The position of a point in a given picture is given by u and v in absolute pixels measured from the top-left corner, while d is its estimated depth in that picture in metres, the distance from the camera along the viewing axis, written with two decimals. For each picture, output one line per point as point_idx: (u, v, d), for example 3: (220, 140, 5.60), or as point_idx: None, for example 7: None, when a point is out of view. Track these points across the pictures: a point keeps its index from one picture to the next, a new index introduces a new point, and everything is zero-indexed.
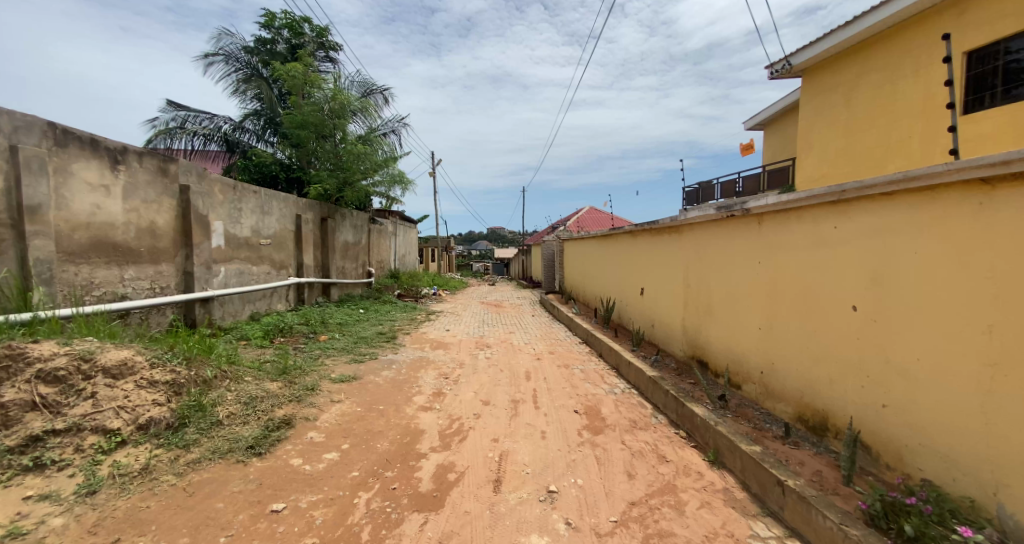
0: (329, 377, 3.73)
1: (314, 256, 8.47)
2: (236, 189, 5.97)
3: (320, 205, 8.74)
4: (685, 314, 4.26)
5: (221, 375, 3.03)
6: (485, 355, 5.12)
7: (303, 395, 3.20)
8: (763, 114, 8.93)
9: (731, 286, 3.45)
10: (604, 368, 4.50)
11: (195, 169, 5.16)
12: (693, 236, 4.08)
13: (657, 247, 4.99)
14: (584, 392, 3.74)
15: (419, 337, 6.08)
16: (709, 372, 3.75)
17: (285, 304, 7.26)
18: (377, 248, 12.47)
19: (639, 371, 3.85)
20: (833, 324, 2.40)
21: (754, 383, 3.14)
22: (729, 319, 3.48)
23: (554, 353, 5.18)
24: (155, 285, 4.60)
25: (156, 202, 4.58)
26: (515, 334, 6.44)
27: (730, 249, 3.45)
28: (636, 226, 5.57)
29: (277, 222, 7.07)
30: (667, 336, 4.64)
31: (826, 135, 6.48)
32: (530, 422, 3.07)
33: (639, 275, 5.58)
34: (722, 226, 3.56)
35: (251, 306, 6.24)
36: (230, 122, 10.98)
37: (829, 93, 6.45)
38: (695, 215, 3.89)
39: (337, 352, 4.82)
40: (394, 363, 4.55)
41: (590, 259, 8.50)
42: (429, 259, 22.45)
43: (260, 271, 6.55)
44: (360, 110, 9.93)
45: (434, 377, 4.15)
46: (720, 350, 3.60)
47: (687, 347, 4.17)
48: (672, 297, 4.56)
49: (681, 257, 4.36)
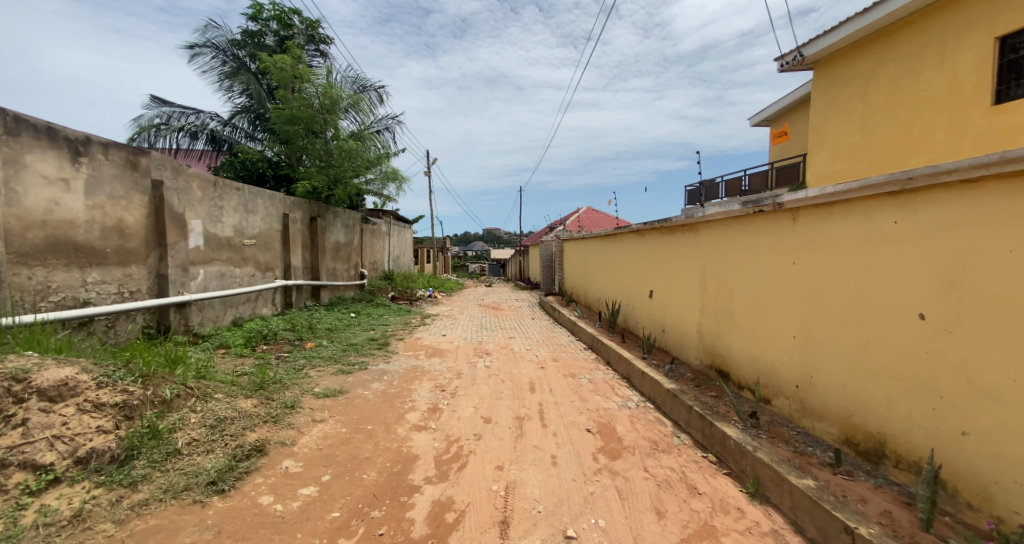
0: (312, 392, 3.35)
1: (302, 257, 8.07)
2: (217, 185, 5.59)
3: (310, 204, 8.35)
4: (701, 319, 3.95)
5: (185, 393, 2.63)
6: (485, 363, 4.75)
7: (281, 414, 2.83)
8: (769, 110, 8.68)
9: (757, 290, 3.15)
10: (614, 378, 4.16)
11: (169, 163, 4.76)
12: (711, 234, 3.77)
13: (668, 247, 4.67)
14: (594, 407, 3.39)
15: (413, 343, 5.69)
16: (731, 384, 3.44)
17: (271, 308, 6.86)
18: (370, 249, 12.07)
19: (654, 382, 3.52)
20: (893, 335, 2.09)
21: (787, 398, 2.83)
22: (756, 325, 3.16)
23: (558, 361, 4.83)
24: (124, 289, 4.20)
25: (124, 198, 4.18)
26: (515, 339, 6.08)
27: (756, 249, 3.15)
28: (644, 224, 5.26)
29: (263, 222, 6.67)
30: (680, 342, 4.33)
31: (840, 129, 6.28)
32: (538, 444, 2.72)
33: (646, 276, 5.27)
34: (745, 224, 3.26)
35: (232, 311, 5.84)
36: (218, 118, 10.62)
37: (844, 85, 6.22)
38: (715, 212, 3.57)
39: (324, 361, 4.44)
40: (386, 374, 4.17)
41: (591, 260, 8.17)
42: (424, 260, 22.02)
43: (244, 274, 6.15)
44: (353, 106, 9.57)
45: (429, 389, 3.78)
46: (744, 360, 3.30)
47: (704, 355, 3.85)
48: (686, 301, 4.25)
49: (696, 257, 4.05)
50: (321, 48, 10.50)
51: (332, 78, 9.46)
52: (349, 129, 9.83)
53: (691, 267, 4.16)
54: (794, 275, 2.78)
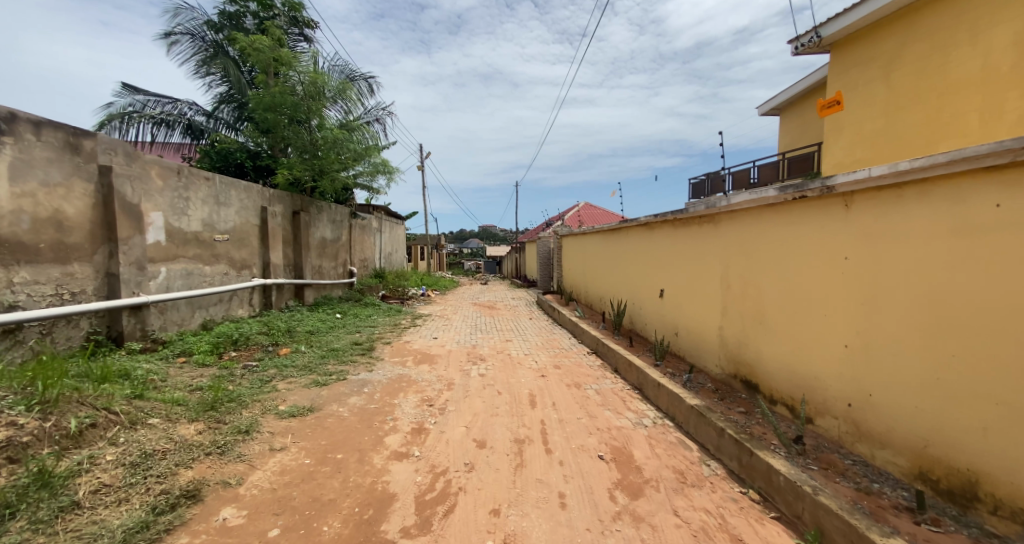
0: (275, 411, 2.85)
1: (283, 254, 7.53)
2: (183, 174, 5.06)
3: (292, 197, 7.80)
4: (723, 322, 3.52)
5: (103, 423, 2.13)
6: (479, 371, 4.26)
7: (229, 443, 2.33)
8: (778, 97, 8.25)
9: (795, 289, 2.71)
10: (624, 390, 3.69)
11: (120, 147, 4.22)
12: (737, 226, 3.30)
13: (682, 242, 4.23)
14: (605, 426, 2.93)
15: (401, 348, 5.19)
16: (762, 398, 2.99)
17: (248, 310, 6.33)
18: (360, 245, 11.51)
19: (672, 396, 3.07)
20: (989, 350, 1.63)
21: (836, 418, 2.38)
22: (794, 331, 2.72)
23: (561, 368, 4.36)
24: (63, 290, 3.67)
25: (62, 185, 3.65)
26: (512, 343, 5.58)
27: (793, 242, 2.70)
28: (654, 217, 4.81)
29: (237, 215, 6.13)
30: (697, 347, 3.89)
31: (861, 115, 5.86)
32: (542, 478, 2.25)
33: (656, 274, 4.82)
34: (781, 213, 2.80)
35: (202, 313, 5.31)
36: (197, 109, 10.19)
37: (865, 68, 5.79)
38: (742, 200, 3.11)
39: (297, 371, 3.91)
40: (366, 385, 3.67)
41: (593, 256, 7.70)
42: (418, 257, 21.42)
43: (215, 272, 5.62)
44: (339, 93, 9.00)
45: (414, 404, 3.30)
46: (779, 371, 2.86)
47: (729, 363, 3.41)
48: (704, 302, 3.82)
49: (717, 253, 3.61)
50: (305, 32, 9.89)
51: (316, 63, 8.88)
52: (335, 118, 9.26)
53: (710, 263, 3.71)
54: (845, 273, 2.32)
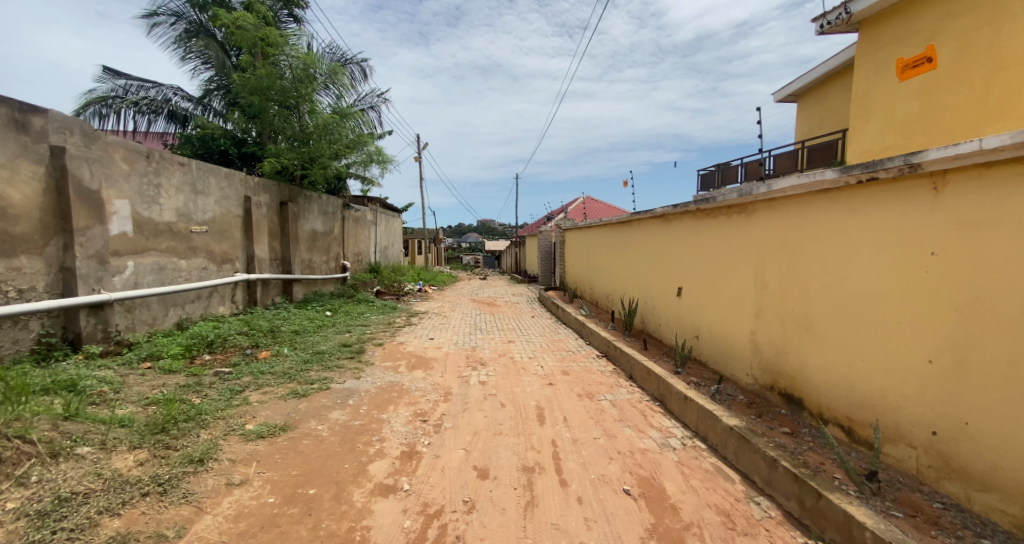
0: (239, 432, 2.42)
1: (269, 248, 7.07)
2: (154, 159, 4.59)
3: (279, 186, 7.33)
4: (756, 325, 3.12)
5: (10, 458, 1.67)
6: (479, 378, 3.83)
7: (174, 478, 1.89)
8: (796, 82, 7.80)
9: (855, 291, 2.29)
10: (643, 401, 3.27)
11: (77, 126, 3.74)
12: (779, 216, 2.87)
13: (705, 235, 3.82)
14: (627, 449, 2.51)
15: (394, 351, 4.75)
16: (808, 417, 2.60)
17: (229, 307, 5.88)
18: (354, 239, 11.06)
19: (703, 413, 2.66)
20: None
21: (913, 448, 1.98)
22: (854, 339, 2.30)
23: (570, 375, 3.93)
24: (8, 287, 3.22)
25: (7, 167, 3.19)
26: (514, 345, 5.16)
27: (857, 234, 2.28)
28: (672, 208, 4.38)
29: (216, 205, 5.66)
30: (724, 352, 3.49)
31: (893, 98, 5.43)
32: (559, 523, 1.82)
33: (674, 270, 4.41)
34: (840, 200, 2.37)
35: (177, 311, 4.88)
36: (181, 94, 9.71)
37: (900, 47, 5.34)
38: (787, 186, 2.68)
39: (275, 379, 3.47)
40: (352, 396, 3.24)
41: (599, 251, 7.27)
42: (415, 252, 20.95)
43: (192, 266, 5.17)
44: (330, 76, 8.50)
45: (405, 420, 2.88)
46: (832, 385, 2.45)
47: (764, 374, 3.01)
48: (732, 302, 3.41)
49: (750, 247, 3.19)
50: (294, 13, 9.38)
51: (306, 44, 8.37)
52: (327, 104, 8.78)
53: (742, 259, 3.29)
54: (930, 272, 1.90)
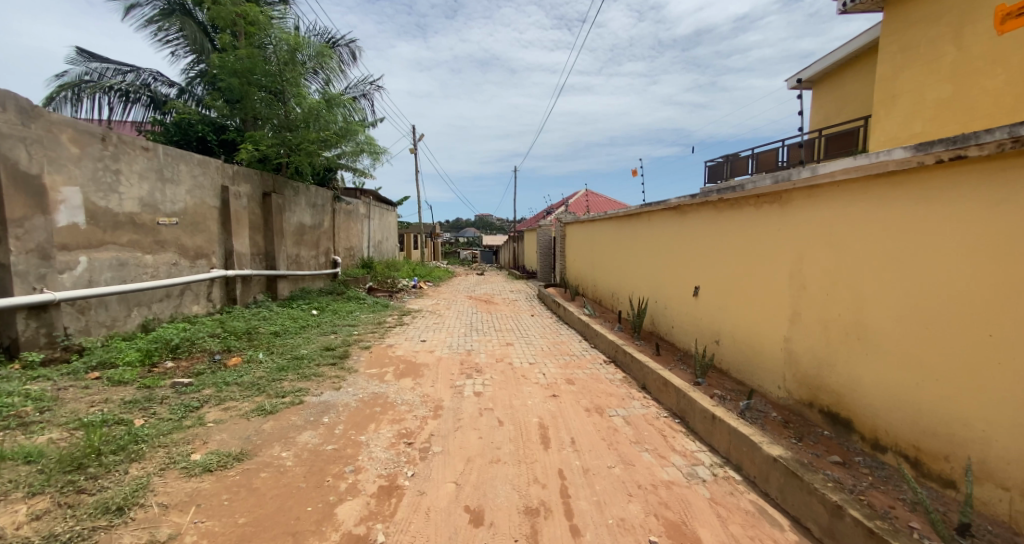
0: (180, 466, 2.00)
1: (251, 241, 6.61)
2: (111, 142, 4.15)
3: (261, 175, 6.84)
4: (791, 331, 2.71)
5: None
6: (474, 388, 3.42)
7: (78, 535, 1.46)
8: (812, 67, 7.34)
9: (926, 292, 1.86)
10: (661, 418, 2.88)
11: (14, 101, 3.29)
12: (824, 206, 2.44)
13: (729, 230, 3.41)
14: (649, 481, 2.11)
15: (380, 355, 4.32)
16: (859, 442, 2.18)
17: (204, 306, 5.43)
18: (345, 233, 10.58)
19: (737, 437, 2.26)
20: None
21: (1006, 490, 1.53)
22: (922, 352, 1.87)
23: (576, 384, 3.52)
24: None
25: None
26: (513, 348, 4.75)
27: (929, 225, 1.84)
28: (688, 199, 3.98)
29: (189, 195, 5.20)
30: (752, 360, 3.10)
31: (921, 82, 4.97)
32: None
33: (691, 268, 4.02)
34: (907, 184, 1.93)
35: (141, 311, 4.44)
36: (160, 78, 9.20)
37: (931, 24, 4.83)
38: (834, 170, 2.25)
39: (240, 392, 3.04)
40: (328, 412, 2.83)
41: (604, 247, 6.84)
42: (411, 247, 20.50)
43: (158, 261, 4.71)
44: (316, 60, 7.98)
45: (386, 443, 2.47)
46: (891, 405, 2.02)
47: (802, 389, 2.59)
48: (762, 304, 3.00)
49: (786, 242, 2.77)
50: None
51: (290, 25, 7.84)
52: (313, 90, 8.28)
53: (775, 256, 2.88)
54: None
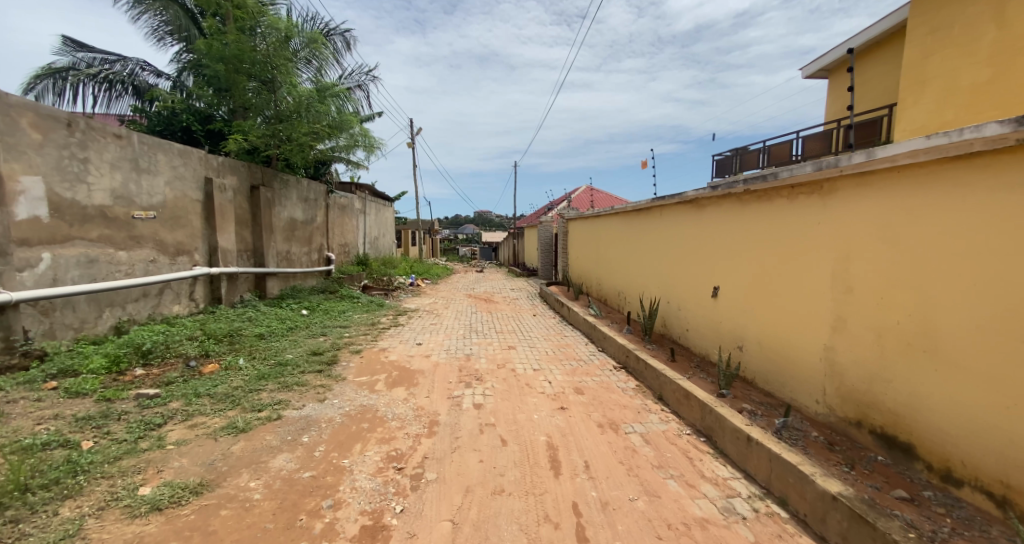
0: (122, 504, 1.68)
1: (238, 237, 6.27)
2: (78, 128, 3.79)
3: (248, 167, 6.48)
4: (834, 340, 2.39)
5: None
6: (474, 399, 3.11)
7: None
8: (831, 53, 6.98)
9: (1014, 297, 1.54)
10: (684, 436, 2.57)
11: None
12: (876, 195, 2.11)
13: (757, 225, 3.09)
14: (680, 518, 1.80)
15: (372, 360, 3.99)
16: (925, 472, 1.87)
17: (186, 306, 5.09)
18: (339, 229, 10.24)
19: (781, 465, 1.94)
20: None
21: None
22: (1009, 369, 1.55)
23: (586, 395, 3.20)
24: None
25: None
26: (516, 352, 4.43)
27: (1017, 216, 1.52)
28: (706, 190, 3.65)
29: (168, 187, 4.84)
30: (784, 370, 2.79)
31: (955, 67, 4.63)
32: None
33: (709, 266, 3.71)
34: (992, 167, 1.60)
35: (115, 312, 4.11)
36: (146, 67, 8.80)
37: (970, 3, 4.46)
38: (896, 153, 1.92)
39: (212, 405, 2.70)
40: (309, 430, 2.50)
41: (610, 243, 6.52)
42: (408, 243, 20.12)
43: (134, 258, 4.37)
44: (308, 47, 7.58)
45: (373, 467, 2.16)
46: (971, 433, 1.69)
47: (849, 406, 2.28)
48: (797, 308, 2.68)
49: (829, 238, 2.44)
50: None
51: (280, 9, 7.44)
52: (305, 79, 7.90)
53: (813, 253, 2.56)
54: None
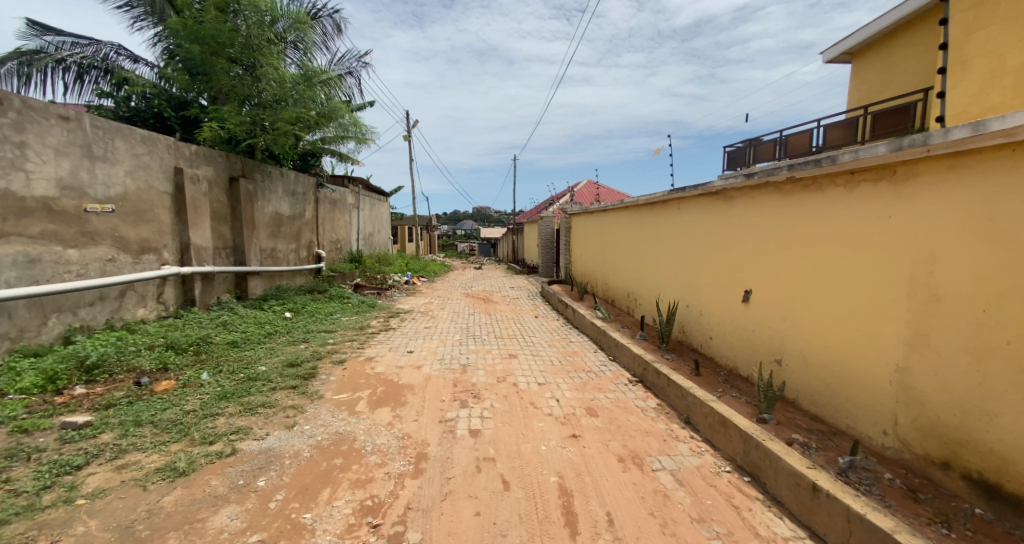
0: None
1: (215, 232, 5.78)
2: (12, 107, 3.29)
3: (226, 157, 5.99)
4: (910, 360, 1.95)
5: None
6: (470, 423, 2.66)
7: None
8: (855, 35, 6.48)
9: None
10: (724, 475, 2.13)
11: None
12: (978, 181, 1.66)
13: (804, 219, 2.63)
14: None
15: (356, 373, 3.53)
16: None
17: (153, 309, 4.63)
18: (330, 225, 9.74)
19: (867, 529, 1.49)
20: None
21: None
22: None
23: (600, 418, 2.75)
24: None
25: None
26: (517, 362, 3.97)
27: None
28: (738, 180, 3.19)
29: (130, 178, 4.35)
30: (839, 392, 2.35)
31: (1002, 43, 4.14)
32: None
33: (739, 266, 3.26)
34: None
35: (65, 318, 3.64)
36: (122, 51, 8.23)
37: None
38: (1013, 124, 1.45)
39: (153, 438, 2.24)
40: (267, 469, 2.05)
41: (618, 240, 6.08)
42: (405, 239, 19.60)
43: (88, 256, 3.88)
44: (292, 29, 7.05)
45: (342, 525, 1.70)
46: None
47: (934, 445, 1.84)
48: (856, 319, 2.24)
49: (904, 235, 1.98)
50: None
51: None
52: (291, 63, 7.39)
53: (881, 254, 2.11)
54: None
